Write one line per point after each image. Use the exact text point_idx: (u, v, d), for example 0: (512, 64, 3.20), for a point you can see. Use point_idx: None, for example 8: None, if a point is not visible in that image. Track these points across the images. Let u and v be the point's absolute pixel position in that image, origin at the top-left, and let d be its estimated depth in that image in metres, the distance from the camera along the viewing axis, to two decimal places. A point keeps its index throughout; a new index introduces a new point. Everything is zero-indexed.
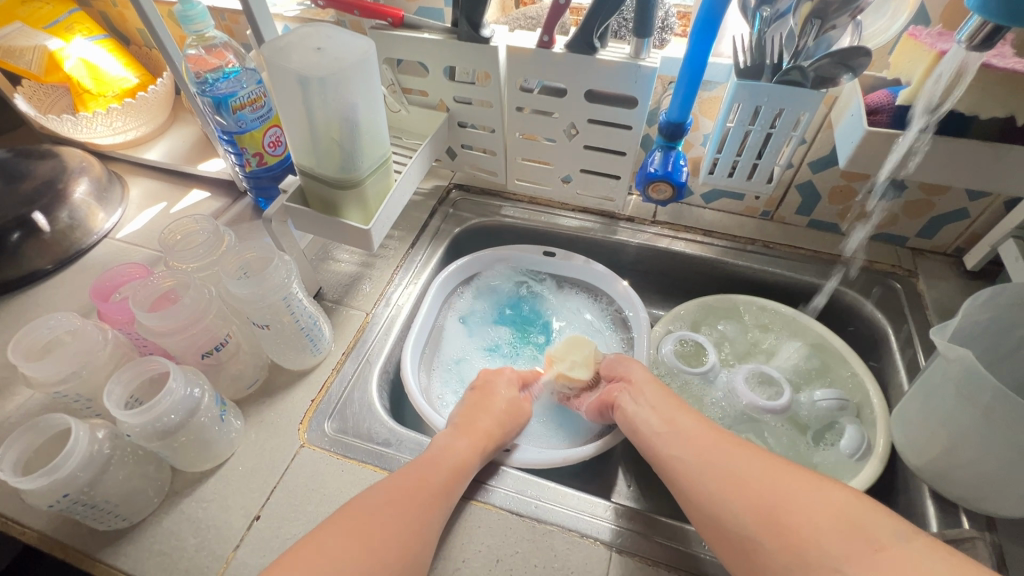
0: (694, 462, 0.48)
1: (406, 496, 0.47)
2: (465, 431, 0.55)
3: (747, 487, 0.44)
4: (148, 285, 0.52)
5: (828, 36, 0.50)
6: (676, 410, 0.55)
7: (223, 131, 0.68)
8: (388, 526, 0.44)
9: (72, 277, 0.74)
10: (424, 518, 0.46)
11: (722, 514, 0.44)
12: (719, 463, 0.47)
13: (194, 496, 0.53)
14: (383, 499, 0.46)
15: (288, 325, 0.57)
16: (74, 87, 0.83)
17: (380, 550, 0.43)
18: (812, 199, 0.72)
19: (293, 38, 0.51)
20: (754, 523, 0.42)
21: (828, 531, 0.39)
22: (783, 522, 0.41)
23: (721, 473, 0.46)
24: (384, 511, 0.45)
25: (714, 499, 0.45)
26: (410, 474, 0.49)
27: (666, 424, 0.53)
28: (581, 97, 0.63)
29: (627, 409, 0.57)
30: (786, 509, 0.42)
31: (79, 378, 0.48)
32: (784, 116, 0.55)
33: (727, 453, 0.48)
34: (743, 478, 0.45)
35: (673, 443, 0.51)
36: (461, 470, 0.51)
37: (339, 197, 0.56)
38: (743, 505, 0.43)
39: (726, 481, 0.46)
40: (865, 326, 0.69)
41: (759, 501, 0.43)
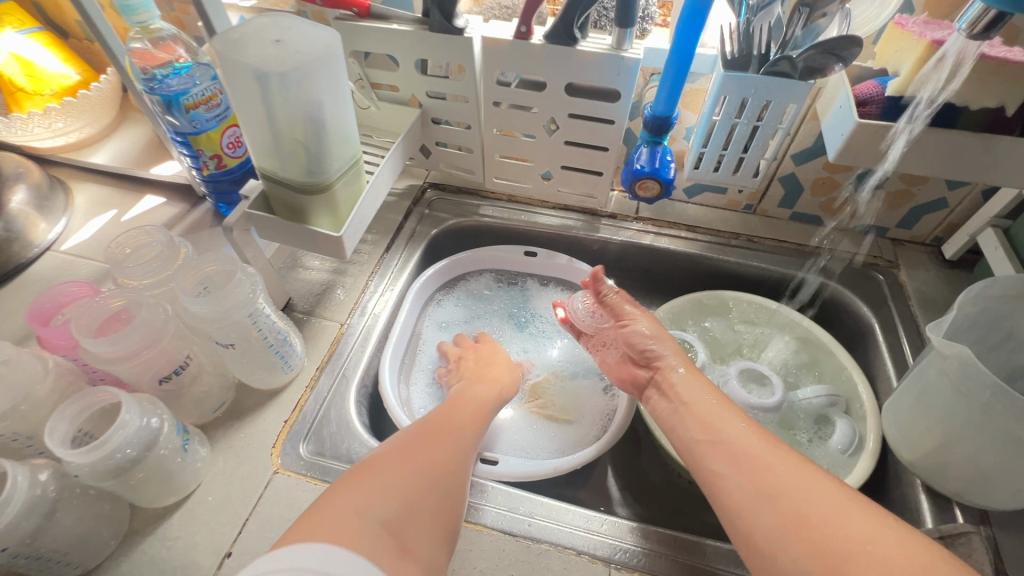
0: (744, 485, 0.42)
1: (446, 429, 0.49)
2: (483, 380, 0.59)
3: (802, 517, 0.38)
4: (94, 306, 0.47)
5: (816, 26, 0.49)
6: (722, 415, 0.49)
7: (176, 132, 0.63)
8: (436, 447, 0.46)
9: (10, 295, 0.68)
10: (463, 454, 0.48)
11: (777, 553, 0.38)
12: (773, 482, 0.41)
13: (157, 535, 0.48)
14: (428, 429, 0.48)
15: (255, 342, 0.53)
16: (8, 86, 0.76)
17: (432, 464, 0.44)
18: (795, 192, 0.71)
19: (248, 28, 0.46)
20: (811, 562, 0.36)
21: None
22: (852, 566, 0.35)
23: (776, 502, 0.40)
24: (432, 436, 0.47)
25: (770, 534, 0.39)
26: (446, 416, 0.51)
27: (703, 430, 0.48)
28: (561, 90, 0.60)
29: (662, 403, 0.54)
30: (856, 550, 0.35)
31: (17, 415, 0.43)
32: (770, 108, 0.53)
33: (786, 468, 0.42)
34: (805, 509, 0.39)
35: (715, 455, 0.46)
36: (484, 412, 0.55)
37: (306, 203, 0.52)
38: (800, 545, 0.37)
39: (784, 508, 0.39)
40: (850, 319, 0.69)
41: (818, 537, 0.37)
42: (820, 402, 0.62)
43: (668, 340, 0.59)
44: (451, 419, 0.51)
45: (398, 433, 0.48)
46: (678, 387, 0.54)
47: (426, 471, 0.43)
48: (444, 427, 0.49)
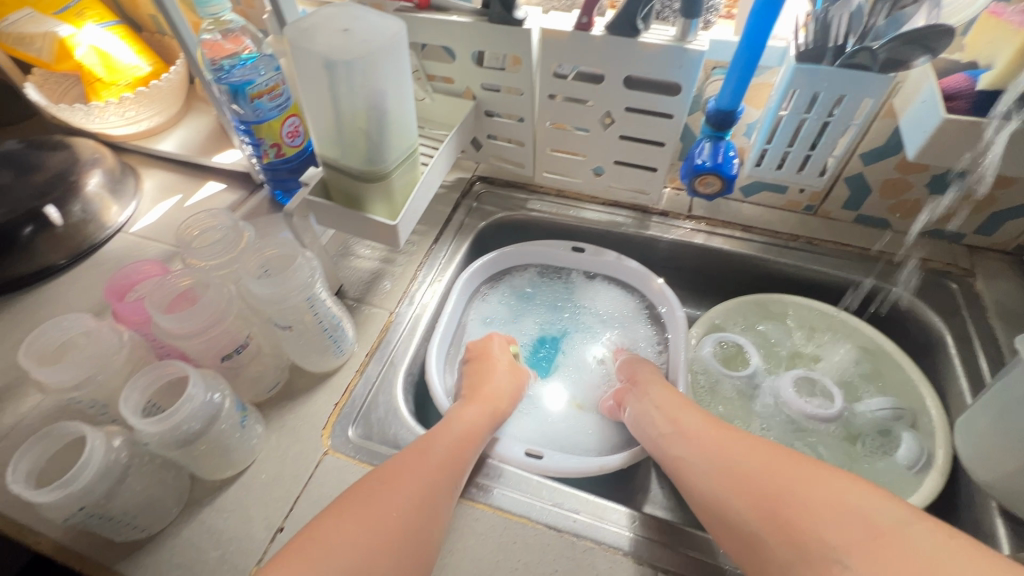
0: (701, 463, 0.48)
1: (421, 465, 0.46)
2: (475, 398, 0.57)
3: (746, 476, 0.44)
4: (164, 283, 0.49)
5: (901, 14, 0.46)
6: (680, 407, 0.54)
7: (241, 120, 0.66)
8: (397, 494, 0.44)
9: (85, 273, 0.72)
10: (436, 499, 0.45)
11: (729, 510, 0.43)
12: (724, 456, 0.47)
13: (215, 505, 0.51)
14: (398, 468, 0.46)
15: (310, 325, 0.54)
16: (86, 76, 0.81)
17: (392, 515, 0.42)
18: (862, 194, 0.68)
19: (317, 18, 0.47)
20: (753, 513, 0.41)
21: (831, 521, 0.38)
22: (785, 514, 0.40)
23: (727, 471, 0.45)
24: (397, 477, 0.45)
25: (722, 496, 0.44)
26: (428, 444, 0.49)
27: (671, 424, 0.53)
28: (619, 84, 0.59)
29: (636, 408, 0.58)
30: (791, 500, 0.40)
31: (95, 384, 0.45)
32: (844, 103, 0.51)
33: (734, 447, 0.47)
34: (748, 476, 0.44)
35: (678, 442, 0.51)
36: (472, 434, 0.52)
37: (364, 190, 0.53)
38: (744, 499, 0.43)
39: (727, 473, 0.45)
40: (920, 329, 0.65)
41: (759, 490, 0.42)
42: (885, 414, 0.58)
43: (638, 365, 0.64)
44: (435, 447, 0.49)
45: (366, 476, 0.46)
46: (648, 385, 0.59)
47: (377, 532, 0.41)
48: (417, 461, 0.47)
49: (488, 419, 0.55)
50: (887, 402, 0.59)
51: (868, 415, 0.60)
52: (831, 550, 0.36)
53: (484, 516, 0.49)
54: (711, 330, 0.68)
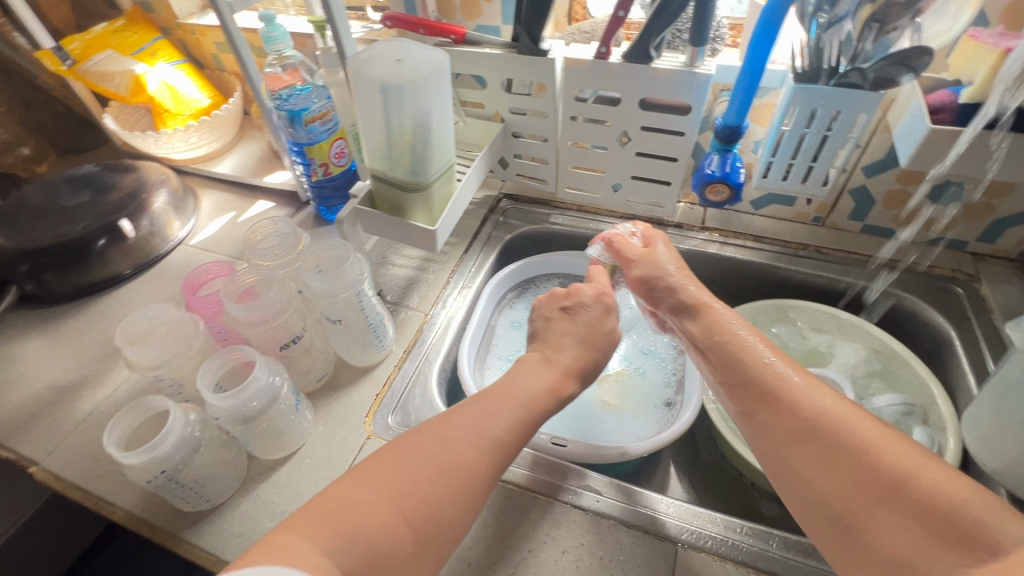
0: (784, 412, 0.43)
1: (464, 441, 0.42)
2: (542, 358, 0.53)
3: (842, 447, 0.39)
4: (233, 280, 0.56)
5: (888, 38, 0.51)
6: (758, 346, 0.50)
7: (294, 142, 0.73)
8: (433, 469, 0.39)
9: (151, 280, 0.79)
10: (475, 482, 0.40)
11: (811, 479, 0.40)
12: (816, 417, 0.42)
13: (270, 482, 0.56)
14: (446, 439, 0.41)
15: (357, 321, 0.60)
16: (156, 108, 0.90)
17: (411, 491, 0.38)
18: (866, 204, 0.72)
19: (373, 51, 0.55)
20: (847, 495, 0.38)
21: (935, 538, 0.34)
22: (885, 504, 0.36)
23: (823, 433, 0.40)
24: (436, 454, 0.40)
25: (809, 460, 0.40)
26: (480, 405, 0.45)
27: (741, 354, 0.50)
28: (634, 105, 0.66)
29: (691, 338, 0.57)
30: (894, 497, 0.36)
31: (171, 365, 0.52)
32: (840, 119, 0.56)
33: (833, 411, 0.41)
34: (846, 447, 0.39)
35: (755, 383, 0.47)
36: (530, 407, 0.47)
37: (407, 199, 0.59)
38: (837, 475, 0.38)
39: (821, 439, 0.40)
40: (927, 332, 0.68)
41: (857, 473, 0.38)
42: (896, 410, 0.61)
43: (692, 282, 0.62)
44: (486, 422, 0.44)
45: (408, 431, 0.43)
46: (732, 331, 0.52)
47: (404, 514, 0.37)
48: (450, 426, 0.42)
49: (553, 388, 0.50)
50: (898, 399, 0.62)
51: (879, 411, 0.62)
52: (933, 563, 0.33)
53: (513, 496, 0.54)
54: None
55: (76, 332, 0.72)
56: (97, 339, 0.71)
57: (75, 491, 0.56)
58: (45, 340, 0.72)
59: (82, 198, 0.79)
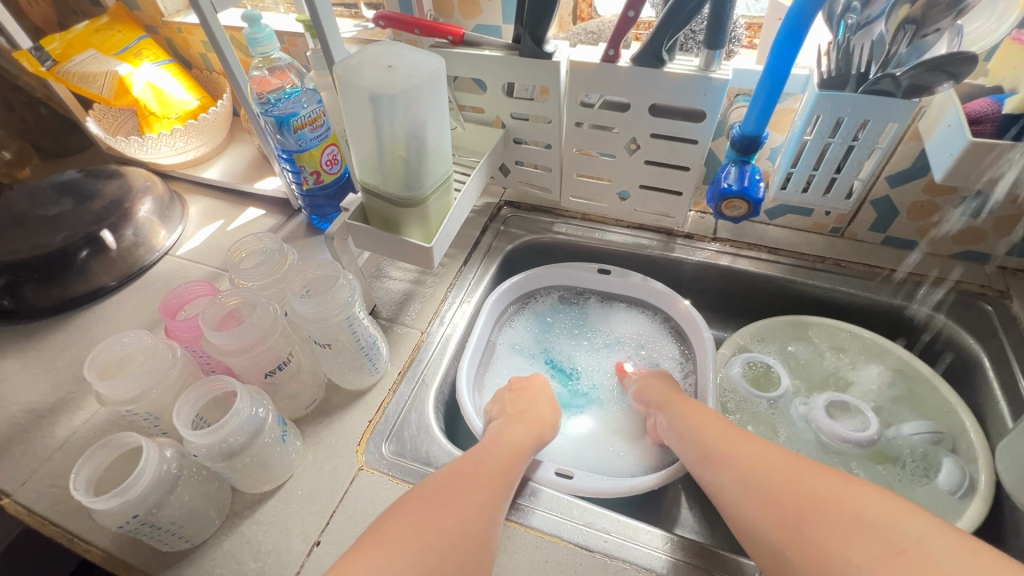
0: (722, 478, 0.47)
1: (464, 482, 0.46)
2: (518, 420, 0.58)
3: (762, 489, 0.44)
4: (215, 303, 0.52)
5: (923, 42, 0.47)
6: (700, 416, 0.55)
7: (283, 149, 0.69)
8: (442, 506, 0.44)
9: (135, 293, 0.76)
10: (483, 521, 0.44)
11: (753, 527, 0.43)
12: (744, 472, 0.46)
13: (254, 518, 0.52)
14: (445, 483, 0.46)
15: (348, 344, 0.56)
16: (141, 110, 0.86)
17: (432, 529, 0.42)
18: (889, 215, 0.68)
19: (364, 56, 0.51)
20: (778, 533, 0.41)
21: (852, 541, 0.37)
22: (809, 533, 0.39)
23: (750, 486, 0.45)
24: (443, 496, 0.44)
25: (746, 514, 0.44)
26: (479, 458, 0.50)
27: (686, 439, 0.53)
28: (645, 111, 0.61)
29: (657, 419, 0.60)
30: (829, 522, 0.38)
31: (148, 397, 0.48)
32: (869, 127, 0.52)
33: (755, 460, 0.46)
34: (768, 487, 0.43)
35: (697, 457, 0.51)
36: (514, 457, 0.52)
37: (400, 215, 0.56)
38: (767, 518, 0.42)
39: (750, 487, 0.45)
40: (954, 352, 0.64)
41: (783, 512, 0.41)
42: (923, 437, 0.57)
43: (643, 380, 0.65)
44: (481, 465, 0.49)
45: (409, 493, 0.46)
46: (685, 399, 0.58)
47: (423, 545, 0.40)
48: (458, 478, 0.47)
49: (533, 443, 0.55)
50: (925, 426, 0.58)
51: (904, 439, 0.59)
52: (856, 568, 0.35)
53: (513, 535, 0.50)
54: (739, 352, 0.69)
55: (55, 351, 0.69)
56: (78, 358, 0.67)
57: (49, 526, 0.53)
58: (22, 359, 0.68)
59: (63, 207, 0.74)
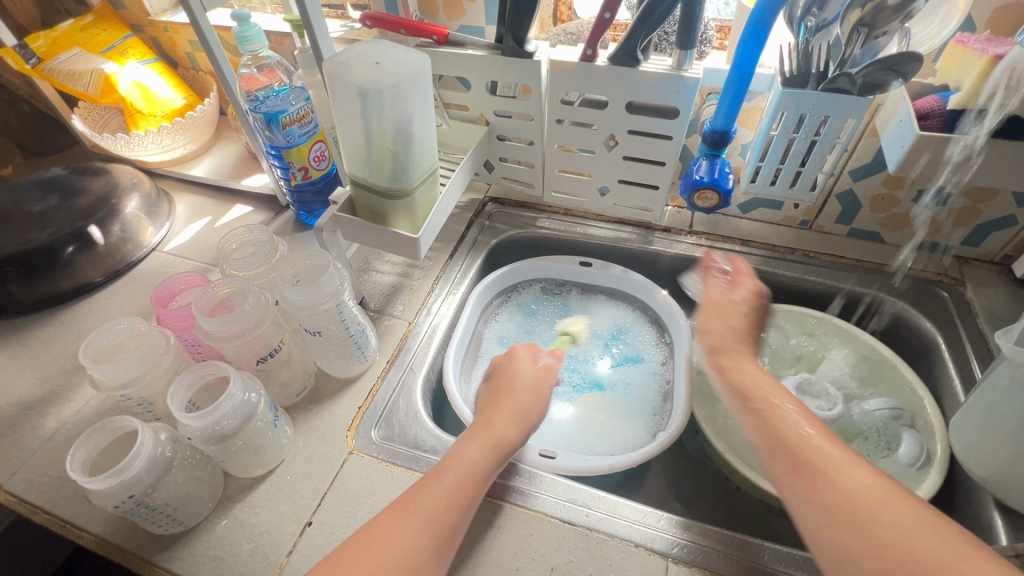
0: (808, 491, 0.42)
1: (403, 530, 0.44)
2: (479, 433, 0.53)
3: (865, 523, 0.39)
4: (206, 292, 0.54)
5: (875, 44, 0.51)
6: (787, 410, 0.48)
7: (272, 145, 0.71)
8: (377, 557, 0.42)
9: (122, 289, 0.76)
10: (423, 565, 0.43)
11: (840, 558, 0.39)
12: (846, 492, 0.41)
13: (247, 502, 0.53)
14: (380, 525, 0.45)
15: (337, 332, 0.58)
16: (127, 108, 0.86)
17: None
18: (853, 208, 0.72)
19: (351, 54, 0.53)
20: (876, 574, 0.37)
21: None
22: None
23: (851, 511, 0.40)
24: (381, 541, 0.43)
25: (837, 541, 0.40)
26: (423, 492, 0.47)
27: (760, 426, 0.48)
28: (622, 108, 0.64)
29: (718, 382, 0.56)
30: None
31: (141, 382, 0.50)
32: (828, 123, 0.56)
33: (854, 480, 0.41)
34: (873, 521, 0.39)
35: (777, 457, 0.45)
36: (472, 482, 0.48)
37: (388, 207, 0.57)
38: (865, 554, 0.38)
39: (847, 515, 0.40)
40: (913, 337, 0.69)
41: (888, 556, 0.37)
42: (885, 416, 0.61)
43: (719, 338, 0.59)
44: (427, 504, 0.46)
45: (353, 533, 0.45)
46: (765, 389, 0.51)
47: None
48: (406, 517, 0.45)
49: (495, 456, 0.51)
50: (887, 403, 0.62)
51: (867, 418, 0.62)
52: None
53: (499, 511, 0.52)
54: None
55: (42, 345, 0.69)
56: (66, 352, 0.68)
57: (40, 514, 0.54)
58: (9, 354, 0.68)
59: (49, 203, 0.75)
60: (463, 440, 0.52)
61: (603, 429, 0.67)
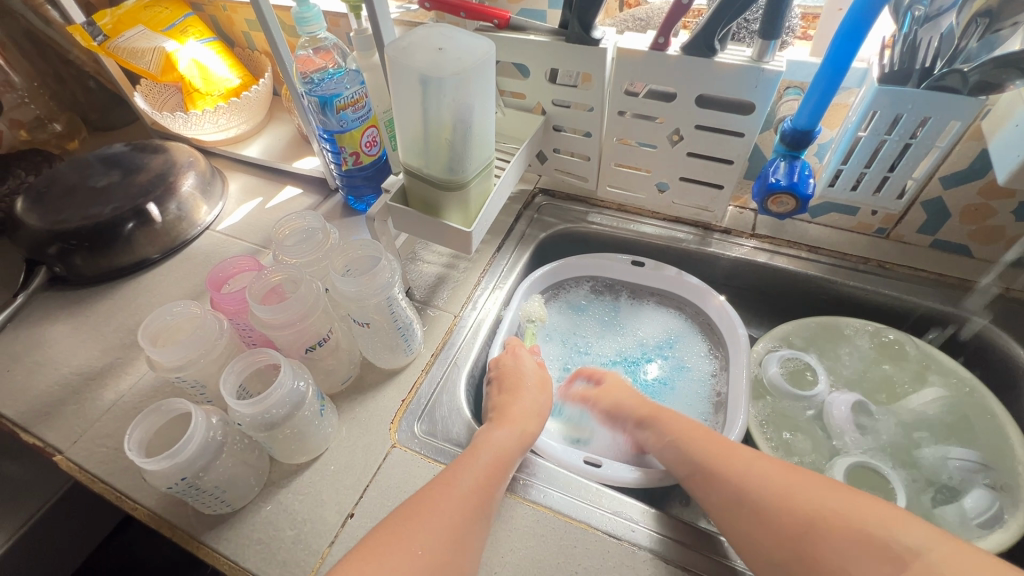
0: (720, 491, 0.49)
1: (448, 500, 0.46)
2: (504, 420, 0.55)
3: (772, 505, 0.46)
4: (259, 278, 0.54)
5: (995, 37, 0.45)
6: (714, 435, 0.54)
7: (325, 129, 0.70)
8: (425, 530, 0.44)
9: (177, 267, 0.78)
10: (467, 533, 0.45)
11: (754, 539, 0.45)
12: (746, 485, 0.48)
13: (291, 488, 0.54)
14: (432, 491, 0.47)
15: (385, 324, 0.57)
16: (186, 87, 0.87)
17: (415, 560, 0.42)
18: (940, 218, 0.65)
19: (413, 38, 0.51)
20: (779, 547, 0.44)
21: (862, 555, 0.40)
22: (812, 548, 0.42)
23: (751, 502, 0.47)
24: (429, 507, 0.45)
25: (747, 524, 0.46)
26: (456, 472, 0.49)
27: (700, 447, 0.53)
28: (691, 102, 0.60)
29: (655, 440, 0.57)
30: (819, 540, 0.42)
31: (195, 365, 0.51)
32: (928, 125, 0.50)
33: (753, 474, 0.48)
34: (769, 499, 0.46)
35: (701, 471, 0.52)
36: (501, 464, 0.51)
37: (442, 198, 0.56)
38: (771, 532, 0.44)
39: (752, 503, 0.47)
40: (1001, 362, 0.62)
41: (788, 526, 0.44)
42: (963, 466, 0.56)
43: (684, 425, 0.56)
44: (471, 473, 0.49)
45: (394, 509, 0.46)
46: (737, 450, 0.51)
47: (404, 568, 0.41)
48: (445, 491, 0.47)
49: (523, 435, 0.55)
50: (966, 454, 0.56)
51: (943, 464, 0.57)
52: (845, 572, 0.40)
53: (539, 516, 0.51)
54: (775, 350, 0.68)
55: (102, 317, 0.71)
56: (124, 326, 0.70)
57: (98, 483, 0.56)
58: (73, 324, 0.71)
59: (111, 179, 0.77)
60: (487, 428, 0.55)
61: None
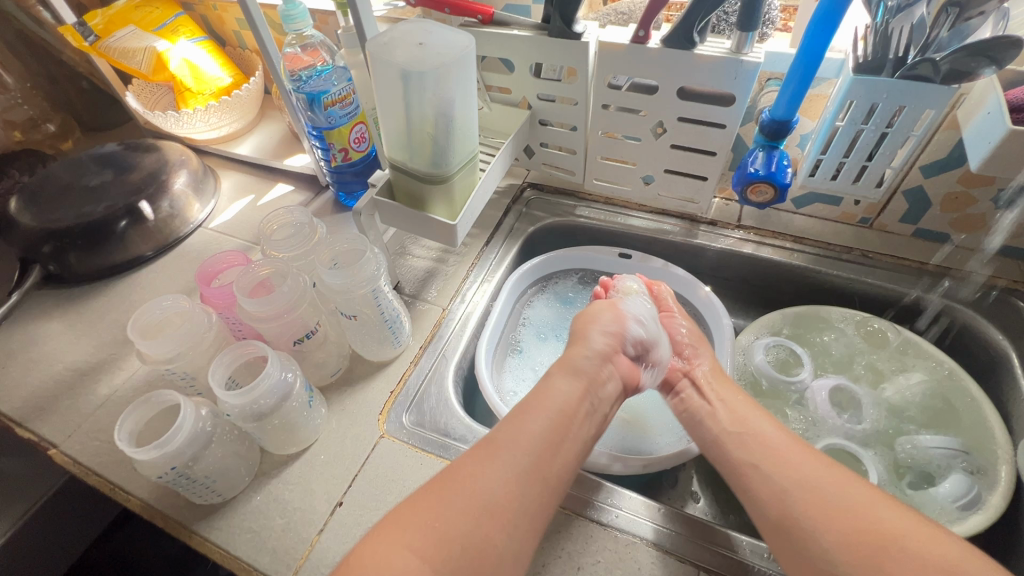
0: (779, 478, 0.46)
1: (503, 461, 0.44)
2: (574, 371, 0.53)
3: (837, 511, 0.42)
4: (248, 272, 0.55)
5: (965, 26, 0.46)
6: (751, 412, 0.53)
7: (313, 126, 0.71)
8: (482, 484, 0.43)
9: (170, 264, 0.79)
10: (527, 490, 0.43)
11: (808, 539, 0.42)
12: (812, 482, 0.45)
13: (281, 478, 0.55)
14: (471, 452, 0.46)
15: (372, 316, 0.58)
16: (177, 86, 0.88)
17: (473, 511, 0.41)
18: (921, 207, 0.66)
19: (395, 33, 0.51)
20: (842, 551, 0.40)
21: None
22: (884, 562, 0.39)
23: (814, 498, 0.44)
24: (489, 461, 0.44)
25: (802, 520, 0.43)
26: (522, 423, 0.47)
27: (735, 423, 0.52)
28: (673, 94, 0.61)
29: (694, 398, 0.57)
30: (891, 552, 0.39)
31: (184, 358, 0.52)
32: (903, 114, 0.51)
33: (824, 475, 0.45)
34: (838, 504, 0.42)
35: (749, 449, 0.49)
36: (568, 418, 0.49)
37: (426, 191, 0.57)
38: (832, 537, 0.41)
39: (815, 501, 0.43)
40: (982, 348, 0.63)
41: (856, 534, 0.41)
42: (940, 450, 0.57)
43: (729, 391, 0.56)
44: (516, 444, 0.45)
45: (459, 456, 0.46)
46: (801, 451, 0.47)
47: (458, 524, 0.40)
48: (504, 446, 0.45)
49: (584, 400, 0.51)
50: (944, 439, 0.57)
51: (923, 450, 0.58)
52: None
53: None
54: (760, 339, 0.69)
55: (96, 314, 0.72)
56: (117, 322, 0.71)
57: (92, 476, 0.57)
58: (67, 321, 0.72)
59: (105, 177, 0.78)
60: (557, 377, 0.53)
61: (641, 415, 0.67)
